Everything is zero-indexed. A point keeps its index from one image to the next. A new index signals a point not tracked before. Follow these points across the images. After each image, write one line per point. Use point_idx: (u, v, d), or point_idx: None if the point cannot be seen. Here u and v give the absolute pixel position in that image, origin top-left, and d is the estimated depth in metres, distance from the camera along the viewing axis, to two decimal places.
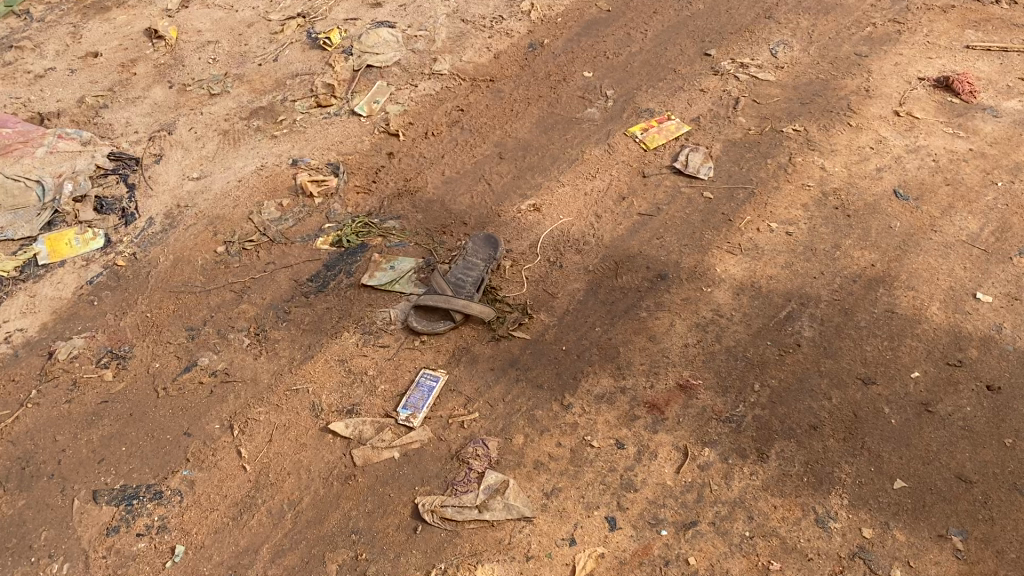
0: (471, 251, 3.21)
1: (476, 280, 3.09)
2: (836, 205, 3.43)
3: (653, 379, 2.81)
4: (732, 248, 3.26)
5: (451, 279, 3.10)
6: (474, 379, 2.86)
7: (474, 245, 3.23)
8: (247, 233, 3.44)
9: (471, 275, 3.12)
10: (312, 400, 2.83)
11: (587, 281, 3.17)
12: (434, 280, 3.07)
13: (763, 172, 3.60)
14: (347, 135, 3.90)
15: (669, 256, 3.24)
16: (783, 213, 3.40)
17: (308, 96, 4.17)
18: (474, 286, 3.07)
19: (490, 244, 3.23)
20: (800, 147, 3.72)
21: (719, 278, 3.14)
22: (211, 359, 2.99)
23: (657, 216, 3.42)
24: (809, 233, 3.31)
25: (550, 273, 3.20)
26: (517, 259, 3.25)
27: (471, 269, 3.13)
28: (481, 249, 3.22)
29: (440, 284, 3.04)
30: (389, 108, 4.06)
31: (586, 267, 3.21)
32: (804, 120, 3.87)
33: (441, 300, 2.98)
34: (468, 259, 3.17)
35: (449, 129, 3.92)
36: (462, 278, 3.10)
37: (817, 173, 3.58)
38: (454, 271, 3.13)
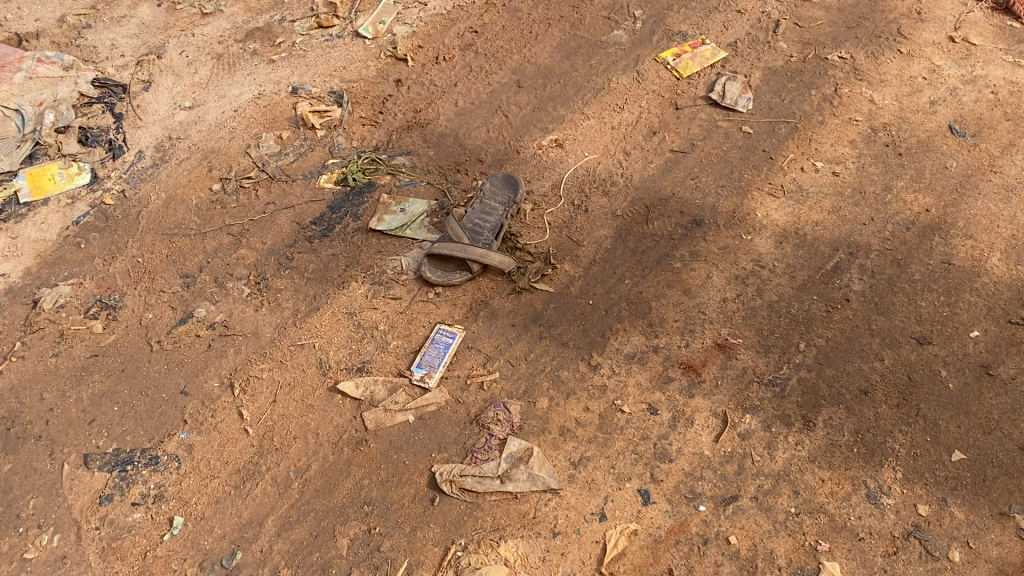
0: (489, 194, 2.95)
1: (495, 226, 2.85)
2: (887, 141, 3.14)
3: (688, 338, 2.58)
4: (773, 191, 2.99)
5: (468, 225, 2.85)
6: (493, 336, 2.64)
7: (491, 186, 2.97)
8: (244, 169, 3.17)
9: (489, 220, 2.87)
10: (319, 358, 2.62)
11: (615, 227, 2.92)
12: (449, 226, 2.83)
13: (807, 105, 3.29)
14: (352, 60, 3.58)
15: (705, 199, 2.98)
16: (829, 151, 3.11)
17: (308, 16, 3.83)
18: (493, 233, 2.83)
19: (509, 185, 2.97)
20: (847, 76, 3.40)
21: (759, 225, 2.88)
22: (208, 310, 2.76)
23: (691, 153, 3.14)
24: (858, 174, 3.03)
25: (575, 219, 2.95)
26: (538, 203, 3.00)
27: (489, 215, 2.89)
28: (499, 191, 2.96)
29: (456, 232, 2.79)
30: (396, 29, 3.72)
31: (614, 213, 2.96)
32: (851, 46, 3.54)
33: (458, 250, 2.74)
34: (485, 204, 2.91)
35: (463, 53, 3.59)
36: (479, 224, 2.86)
37: (866, 106, 3.28)
38: (470, 216, 2.88)
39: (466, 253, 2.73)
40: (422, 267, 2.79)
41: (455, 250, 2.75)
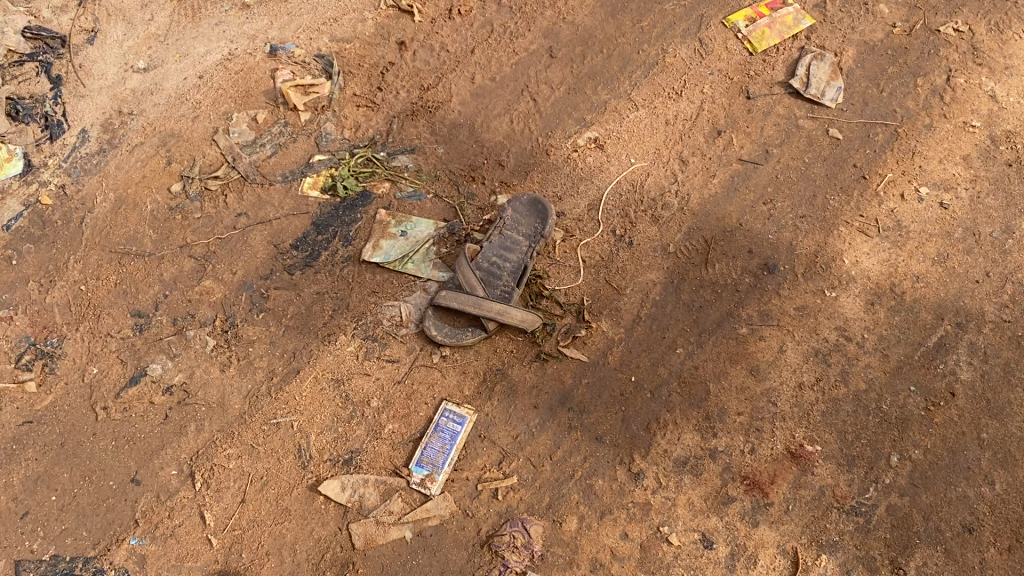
0: (513, 219, 2.36)
1: (517, 268, 2.29)
2: (1010, 159, 2.50)
3: (753, 442, 2.10)
4: (864, 227, 2.40)
5: (484, 265, 2.30)
6: (512, 422, 2.14)
7: (516, 207, 2.38)
8: (210, 164, 2.58)
9: (510, 257, 2.31)
10: (298, 442, 2.14)
11: (666, 269, 2.35)
12: (459, 267, 2.27)
13: (911, 101, 2.63)
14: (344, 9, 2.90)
15: (779, 235, 2.40)
16: (937, 172, 2.49)
17: None
18: (514, 277, 2.28)
19: (538, 206, 2.37)
20: (963, 59, 2.71)
21: (846, 277, 2.32)
22: (165, 367, 2.26)
23: (764, 165, 2.52)
24: (972, 207, 2.43)
25: (616, 255, 2.38)
26: (571, 230, 2.42)
27: (509, 252, 2.32)
28: (525, 214, 2.37)
29: (468, 278, 2.25)
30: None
31: (665, 248, 2.38)
32: (969, 14, 2.82)
33: (468, 304, 2.21)
34: (505, 236, 2.34)
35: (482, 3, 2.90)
36: (498, 264, 2.30)
37: (986, 106, 2.61)
38: (488, 251, 2.32)
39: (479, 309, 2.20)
40: (424, 318, 2.26)
41: (464, 303, 2.22)
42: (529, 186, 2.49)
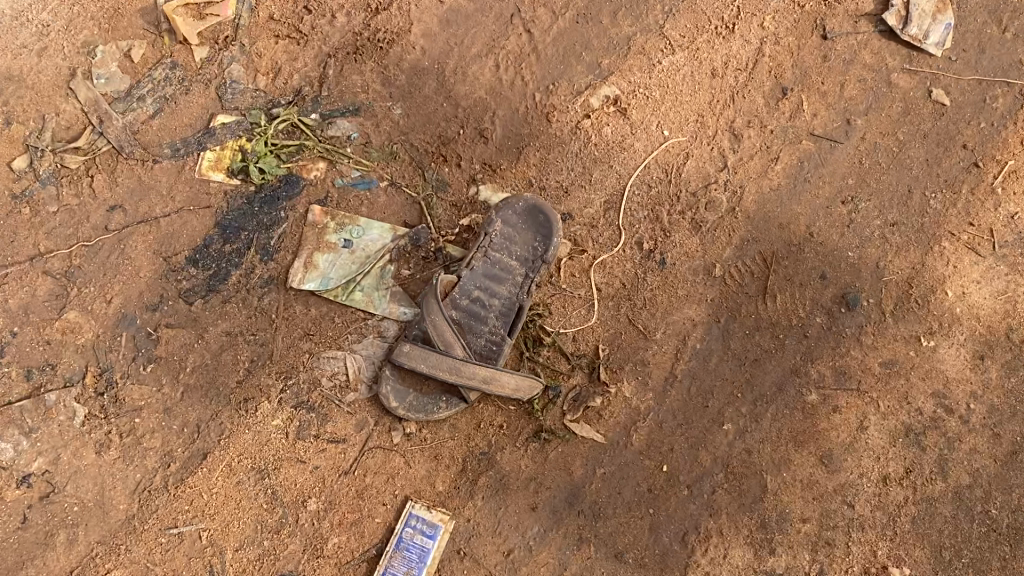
0: (503, 232, 1.70)
1: (509, 308, 1.67)
2: None
3: (822, 561, 1.59)
4: (975, 240, 1.75)
5: (463, 300, 1.67)
6: (502, 533, 1.59)
7: (509, 212, 1.70)
8: (67, 128, 1.81)
9: (499, 292, 1.68)
10: (210, 562, 1.58)
11: (710, 303, 1.73)
12: (428, 307, 1.61)
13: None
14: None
15: (863, 251, 1.75)
16: None
17: None
18: (504, 322, 1.66)
19: (539, 213, 1.69)
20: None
21: (950, 317, 1.72)
22: (17, 448, 1.62)
23: (845, 143, 1.79)
24: None
25: (644, 280, 1.73)
26: (580, 240, 1.75)
27: (497, 285, 1.69)
28: (520, 224, 1.71)
29: (443, 326, 1.60)
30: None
31: (709, 271, 1.74)
32: None
33: (442, 368, 1.58)
34: (490, 261, 1.69)
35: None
36: (483, 300, 1.68)
37: None
38: (468, 280, 1.68)
39: (458, 375, 1.58)
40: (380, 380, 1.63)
41: (437, 366, 1.58)
42: (523, 174, 1.78)
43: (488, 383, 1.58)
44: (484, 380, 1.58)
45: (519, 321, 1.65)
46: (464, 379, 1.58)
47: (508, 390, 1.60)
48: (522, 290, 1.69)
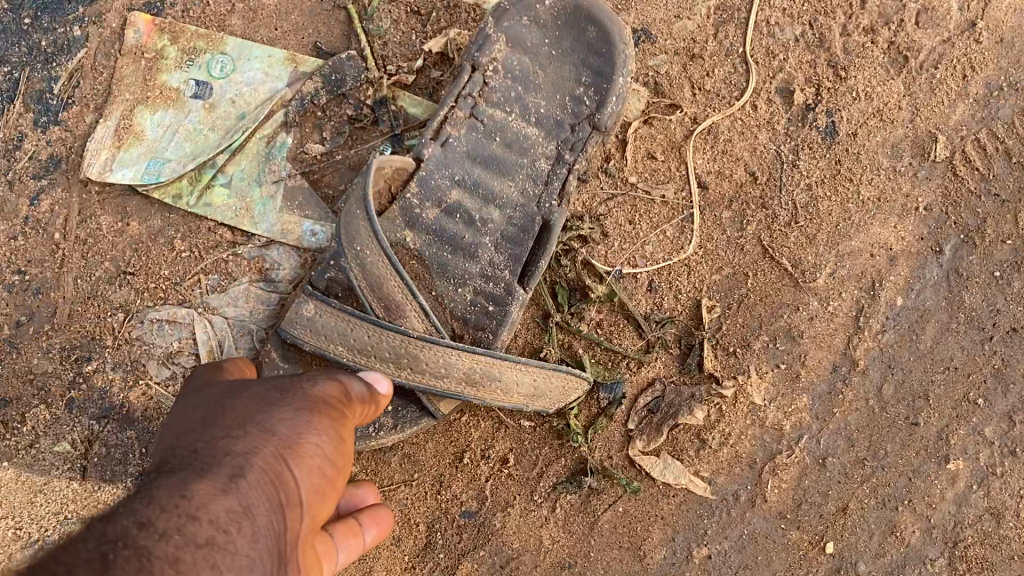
0: (508, 65, 0.85)
1: (520, 224, 0.84)
2: None
3: None
4: None
5: (426, 209, 0.83)
6: None
7: (518, 21, 0.85)
8: None
9: (500, 191, 0.85)
10: None
11: (923, 216, 0.87)
12: (347, 224, 0.76)
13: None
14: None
15: None
16: None
17: None
18: (510, 251, 0.83)
19: (582, 21, 0.84)
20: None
21: None
22: None
23: None
24: None
25: (791, 168, 0.87)
26: (666, 87, 0.88)
27: (495, 175, 0.85)
28: (543, 48, 0.86)
29: (377, 266, 0.75)
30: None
31: (923, 150, 0.87)
32: None
33: (378, 357, 0.74)
34: (481, 126, 0.84)
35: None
36: (466, 209, 0.84)
37: None
38: (438, 168, 0.83)
39: (412, 372, 0.74)
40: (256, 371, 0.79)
41: (368, 352, 0.74)
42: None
43: (475, 385, 0.75)
44: (468, 379, 0.75)
45: (544, 249, 0.83)
46: (426, 378, 0.74)
47: (517, 398, 0.77)
48: (545, 187, 0.85)
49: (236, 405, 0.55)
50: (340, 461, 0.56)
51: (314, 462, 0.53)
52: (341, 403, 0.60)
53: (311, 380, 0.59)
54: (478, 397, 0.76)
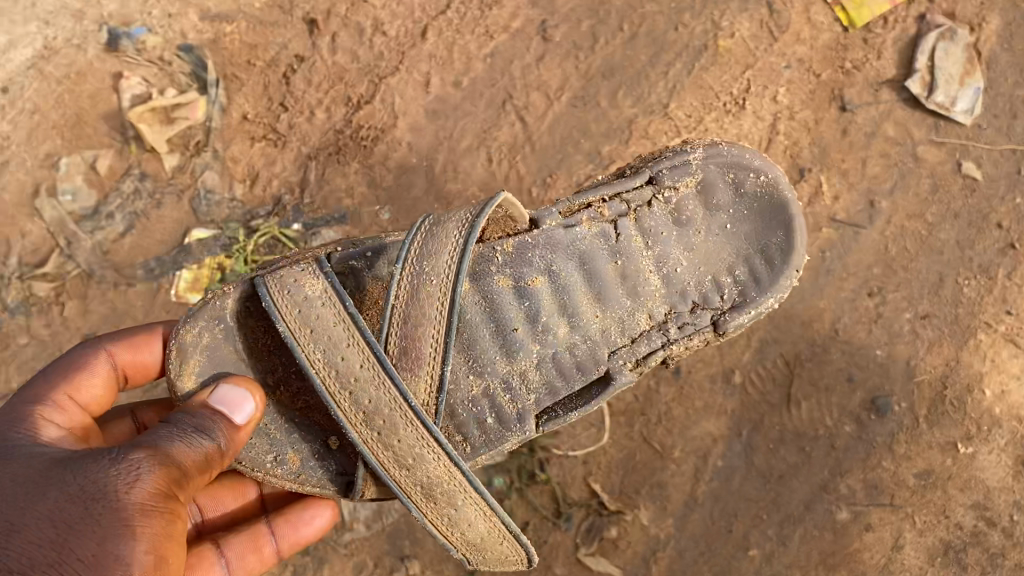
0: (677, 205, 1.24)
1: (583, 357, 1.21)
2: None
3: None
4: (1014, 331, 1.60)
5: (502, 275, 1.18)
6: None
7: (736, 193, 1.25)
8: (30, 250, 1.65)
9: (580, 318, 1.21)
10: None
11: (732, 414, 1.61)
12: (438, 241, 1.08)
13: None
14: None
15: (893, 347, 1.60)
16: None
17: None
18: (545, 368, 1.20)
19: (775, 231, 1.25)
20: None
21: (994, 421, 1.61)
22: None
23: (868, 229, 1.59)
24: None
25: (659, 392, 1.62)
26: None
27: (585, 276, 1.21)
28: (724, 213, 1.25)
29: (426, 307, 1.06)
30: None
31: (728, 379, 1.61)
32: None
33: (350, 392, 1.01)
34: (606, 243, 1.21)
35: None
36: (534, 310, 1.19)
37: None
38: (545, 245, 1.19)
39: (383, 436, 1.02)
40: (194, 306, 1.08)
41: (355, 386, 1.01)
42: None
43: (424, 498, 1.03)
44: (421, 484, 1.03)
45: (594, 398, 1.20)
46: (401, 462, 1.02)
47: (454, 532, 1.05)
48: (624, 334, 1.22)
49: (78, 492, 0.85)
50: (165, 539, 0.87)
51: (140, 543, 0.84)
52: (173, 481, 0.89)
53: (134, 474, 0.87)
54: (427, 515, 1.04)
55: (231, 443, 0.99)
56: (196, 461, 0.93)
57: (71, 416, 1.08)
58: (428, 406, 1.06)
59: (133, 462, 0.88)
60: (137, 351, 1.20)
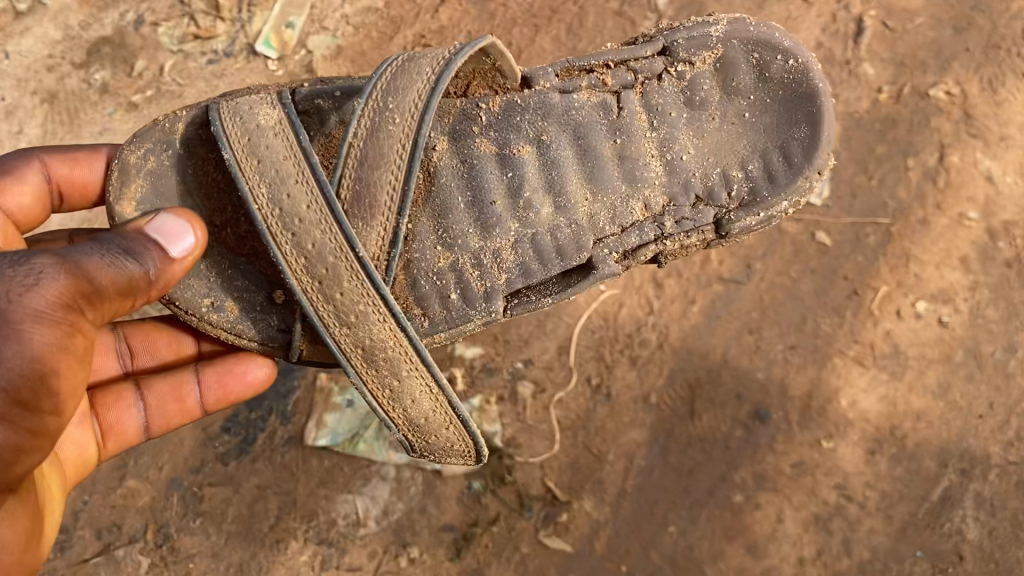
0: (686, 77, 1.60)
1: (564, 242, 1.54)
2: (1009, 258, 2.25)
3: None
4: (860, 354, 2.21)
5: (487, 133, 1.52)
6: None
7: (758, 72, 1.62)
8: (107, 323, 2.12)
9: (568, 188, 1.55)
10: None
11: (651, 425, 2.16)
12: (405, 79, 1.40)
13: (902, 190, 2.25)
14: (206, 87, 2.28)
15: (770, 370, 2.19)
16: (934, 281, 2.23)
17: (173, 10, 2.29)
18: (513, 204, 1.53)
19: (796, 126, 1.61)
20: (957, 130, 2.27)
21: (846, 423, 2.20)
22: None
23: (747, 283, 2.20)
24: (971, 321, 2.24)
25: (596, 412, 2.16)
26: (541, 381, 2.15)
27: (575, 137, 1.55)
28: (744, 109, 1.61)
29: (385, 146, 1.39)
30: (311, 39, 2.32)
31: (646, 398, 2.16)
32: (971, 63, 2.30)
33: (292, 233, 1.35)
34: (614, 123, 1.57)
35: (380, 51, 2.31)
36: (520, 175, 1.53)
37: (985, 191, 2.27)
38: (538, 105, 1.53)
39: (324, 291, 1.36)
40: (144, 131, 1.47)
41: (297, 222, 1.35)
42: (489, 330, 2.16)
43: (360, 360, 1.38)
44: (360, 346, 1.38)
45: (579, 283, 1.54)
46: (343, 320, 1.37)
47: (399, 412, 1.43)
48: (619, 218, 1.57)
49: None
50: (56, 366, 1.16)
51: (34, 347, 1.13)
52: (81, 291, 1.16)
53: (42, 274, 1.14)
54: (360, 375, 1.40)
55: (160, 272, 1.28)
56: (114, 285, 1.20)
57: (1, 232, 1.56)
58: (378, 257, 1.41)
59: (45, 260, 1.15)
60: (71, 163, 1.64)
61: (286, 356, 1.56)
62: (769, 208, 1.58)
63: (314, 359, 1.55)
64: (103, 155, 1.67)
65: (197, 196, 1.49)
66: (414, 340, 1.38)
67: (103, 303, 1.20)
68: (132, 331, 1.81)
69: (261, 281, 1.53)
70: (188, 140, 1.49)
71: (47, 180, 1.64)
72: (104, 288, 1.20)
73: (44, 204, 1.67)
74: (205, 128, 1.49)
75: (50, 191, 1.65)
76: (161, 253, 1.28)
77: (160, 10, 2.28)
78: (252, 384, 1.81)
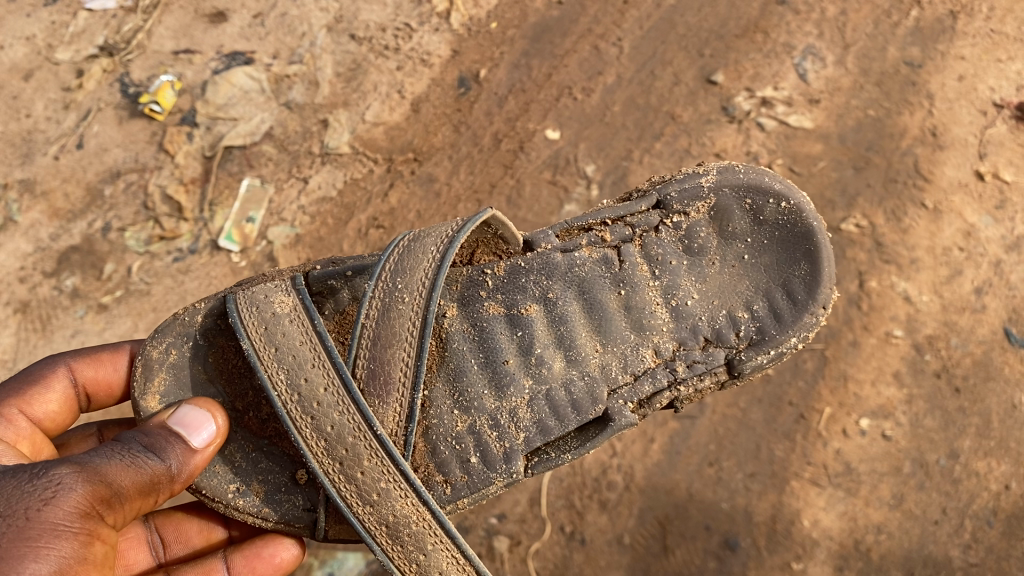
0: (684, 230, 1.77)
1: (579, 396, 1.67)
2: (937, 370, 2.44)
3: None
4: (815, 475, 2.36)
5: (495, 296, 1.68)
6: None
7: (754, 218, 1.78)
8: None
9: (578, 344, 1.69)
10: None
11: (627, 566, 2.30)
12: (413, 258, 1.57)
13: (831, 316, 2.46)
14: (173, 282, 2.61)
15: (733, 501, 2.34)
16: (872, 396, 2.41)
17: (145, 218, 2.64)
18: (524, 363, 1.67)
19: (797, 264, 1.77)
20: (870, 258, 2.52)
21: (812, 542, 2.33)
22: None
23: (700, 417, 2.38)
24: (913, 431, 2.40)
25: (571, 557, 2.31)
26: (516, 534, 2.31)
27: (578, 297, 1.70)
28: (743, 252, 1.78)
29: (395, 324, 1.53)
30: (272, 230, 2.66)
31: (619, 538, 2.31)
32: (869, 200, 2.58)
33: (311, 416, 1.46)
34: (620, 277, 1.72)
35: (337, 235, 2.65)
36: (530, 333, 1.67)
37: (904, 309, 2.48)
38: (542, 266, 1.69)
39: (345, 469, 1.46)
40: (165, 327, 1.63)
41: (315, 404, 1.47)
42: None
43: (385, 536, 1.45)
44: (384, 523, 1.45)
45: (597, 435, 1.65)
46: (365, 494, 1.45)
47: None
48: (630, 366, 1.70)
49: (22, 491, 1.21)
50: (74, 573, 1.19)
51: (57, 549, 1.17)
52: (99, 492, 1.25)
53: (65, 479, 1.23)
54: (381, 547, 1.46)
55: (185, 469, 1.41)
56: (136, 485, 1.31)
57: (23, 437, 1.68)
58: (396, 432, 1.52)
59: (66, 471, 1.24)
60: (88, 363, 1.79)
61: (313, 535, 1.65)
62: (778, 344, 1.72)
63: (340, 536, 1.63)
64: (125, 352, 1.84)
65: (218, 382, 1.64)
66: (436, 509, 1.46)
67: (121, 506, 1.28)
68: (164, 522, 1.89)
69: (285, 461, 1.65)
70: (208, 330, 1.65)
71: (73, 384, 1.79)
72: (124, 491, 1.28)
73: (72, 408, 1.81)
74: (224, 319, 1.65)
75: (76, 393, 1.79)
76: (183, 446, 1.43)
77: (124, 218, 2.63)
78: (279, 565, 1.86)
